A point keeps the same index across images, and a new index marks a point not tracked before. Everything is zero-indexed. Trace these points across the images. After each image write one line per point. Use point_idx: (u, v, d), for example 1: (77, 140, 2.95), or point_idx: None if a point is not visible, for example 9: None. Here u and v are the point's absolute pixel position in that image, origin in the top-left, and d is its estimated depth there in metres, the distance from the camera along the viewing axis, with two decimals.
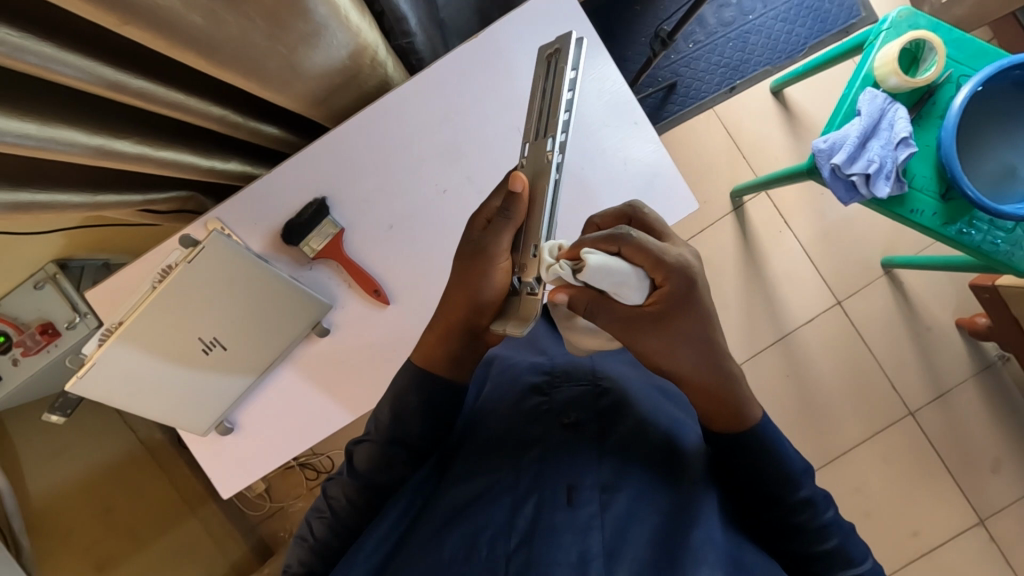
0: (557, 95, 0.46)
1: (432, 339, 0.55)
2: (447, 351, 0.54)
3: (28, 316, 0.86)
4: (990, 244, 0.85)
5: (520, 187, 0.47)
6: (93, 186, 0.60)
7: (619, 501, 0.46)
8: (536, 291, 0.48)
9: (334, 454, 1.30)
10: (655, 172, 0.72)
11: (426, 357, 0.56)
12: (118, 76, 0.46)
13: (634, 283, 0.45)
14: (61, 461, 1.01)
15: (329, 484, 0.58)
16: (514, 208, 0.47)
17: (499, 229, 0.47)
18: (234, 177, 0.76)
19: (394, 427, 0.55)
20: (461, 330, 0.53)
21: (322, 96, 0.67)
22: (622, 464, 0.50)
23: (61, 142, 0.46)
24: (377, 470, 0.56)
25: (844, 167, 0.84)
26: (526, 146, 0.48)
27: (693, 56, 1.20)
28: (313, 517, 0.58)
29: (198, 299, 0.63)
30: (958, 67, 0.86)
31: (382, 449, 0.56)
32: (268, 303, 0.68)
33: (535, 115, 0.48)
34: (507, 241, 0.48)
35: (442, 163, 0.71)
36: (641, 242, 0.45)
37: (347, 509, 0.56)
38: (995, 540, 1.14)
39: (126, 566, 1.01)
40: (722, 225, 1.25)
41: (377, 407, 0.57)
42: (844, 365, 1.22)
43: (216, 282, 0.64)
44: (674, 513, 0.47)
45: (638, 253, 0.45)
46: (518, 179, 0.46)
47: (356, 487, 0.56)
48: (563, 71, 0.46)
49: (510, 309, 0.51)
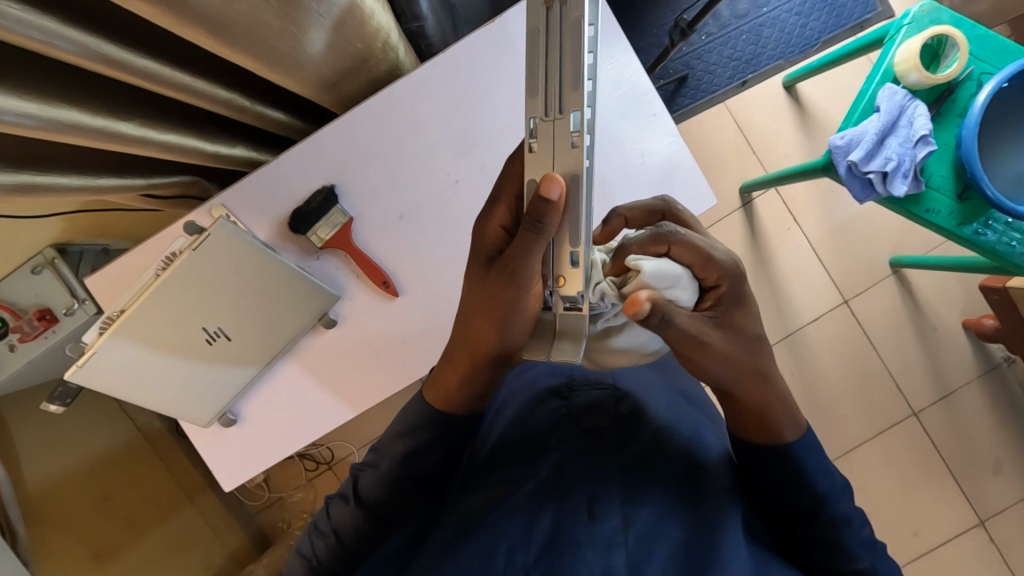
0: (578, 55, 0.38)
1: (453, 378, 0.53)
2: (470, 391, 0.53)
3: (26, 302, 0.84)
4: (1005, 245, 0.83)
5: (558, 195, 0.38)
6: (96, 168, 0.58)
7: (643, 513, 0.46)
8: (580, 305, 0.45)
9: (334, 445, 1.28)
10: (674, 165, 0.70)
11: (444, 399, 0.54)
12: (122, 54, 0.44)
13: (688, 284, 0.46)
14: (58, 450, 0.98)
15: (332, 505, 0.58)
16: (549, 218, 0.39)
17: (530, 244, 0.41)
18: (240, 162, 0.74)
19: (408, 465, 0.54)
20: (483, 368, 0.51)
21: (333, 80, 0.65)
22: (643, 475, 0.50)
23: (63, 122, 0.44)
24: (385, 499, 0.54)
25: (861, 165, 0.82)
26: (532, 122, 0.41)
27: (705, 49, 1.18)
28: (314, 535, 0.57)
29: (198, 291, 0.62)
30: (979, 64, 0.85)
31: (392, 482, 0.54)
32: (272, 296, 0.66)
33: (546, 90, 0.39)
34: (535, 263, 0.43)
35: (455, 152, 0.69)
36: (688, 241, 0.46)
37: (354, 538, 0.55)
38: (995, 541, 1.14)
39: (125, 556, 0.99)
40: (731, 221, 1.23)
41: (385, 439, 0.56)
42: (849, 364, 1.21)
43: (227, 275, 0.63)
44: (696, 525, 0.47)
45: (687, 253, 0.46)
46: (559, 178, 0.39)
47: (364, 517, 0.54)
48: (579, 27, 0.38)
49: (544, 331, 0.47)
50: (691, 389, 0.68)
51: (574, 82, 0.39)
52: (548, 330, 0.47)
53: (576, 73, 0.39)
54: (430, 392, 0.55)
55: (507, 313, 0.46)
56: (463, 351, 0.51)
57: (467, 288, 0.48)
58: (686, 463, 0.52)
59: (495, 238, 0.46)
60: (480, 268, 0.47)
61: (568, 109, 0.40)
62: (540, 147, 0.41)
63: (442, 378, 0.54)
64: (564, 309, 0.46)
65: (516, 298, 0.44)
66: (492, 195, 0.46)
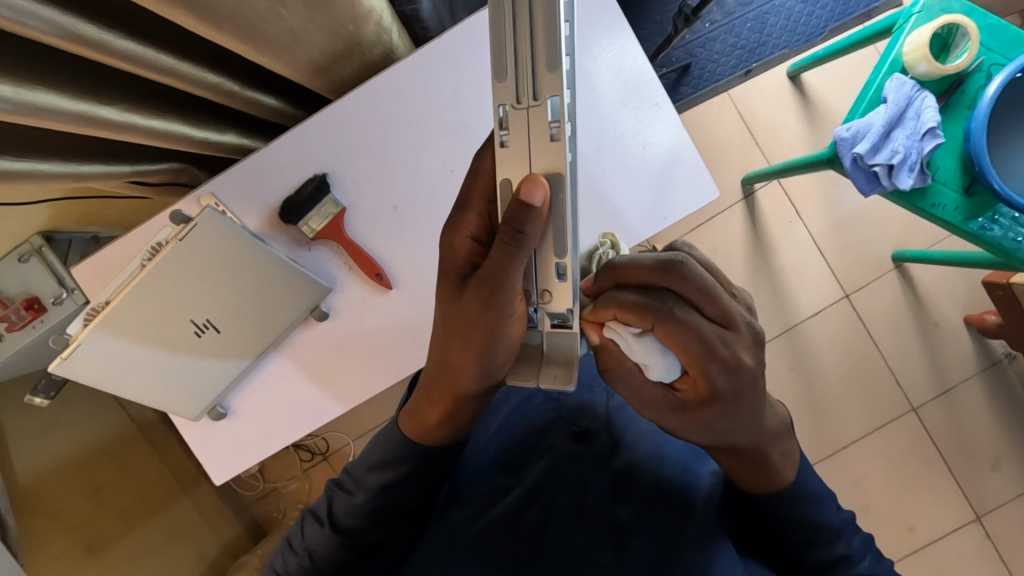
0: (555, 29, 0.37)
1: (434, 416, 0.53)
2: (451, 429, 0.54)
3: (13, 291, 0.82)
4: (1012, 240, 0.81)
5: (541, 200, 0.38)
6: (78, 153, 0.56)
7: (634, 537, 0.52)
8: (569, 323, 0.46)
9: (329, 435, 1.27)
10: (675, 157, 0.69)
11: (421, 433, 0.54)
12: (100, 36, 0.42)
13: (658, 367, 0.44)
14: (50, 440, 0.97)
15: (306, 522, 0.57)
16: (529, 225, 0.39)
17: (509, 255, 0.40)
18: (229, 150, 0.73)
19: (383, 498, 0.54)
20: (465, 400, 0.51)
21: (324, 65, 0.63)
22: (626, 497, 0.56)
23: (38, 106, 0.42)
24: (362, 529, 0.55)
25: (867, 158, 0.81)
26: (501, 110, 0.40)
27: (709, 37, 1.17)
28: (288, 554, 0.57)
29: (178, 298, 0.61)
30: (990, 55, 0.82)
31: (370, 511, 0.54)
32: (259, 299, 0.65)
33: (518, 76, 0.39)
34: (519, 276, 0.42)
35: (451, 141, 0.67)
36: (678, 335, 0.42)
37: (327, 562, 0.55)
38: (991, 538, 1.14)
39: (117, 546, 0.98)
40: (733, 213, 1.21)
41: (364, 465, 0.56)
42: (849, 359, 1.20)
43: (208, 279, 0.61)
44: (678, 535, 0.52)
45: (669, 339, 0.42)
46: (541, 180, 0.38)
47: (340, 543, 0.54)
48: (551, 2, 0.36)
49: (534, 355, 0.48)
50: None
51: (550, 62, 0.38)
52: (537, 354, 0.48)
53: (553, 53, 0.37)
54: (407, 424, 0.55)
55: (492, 338, 0.45)
56: (443, 388, 0.51)
57: (441, 312, 0.47)
58: (675, 476, 0.57)
59: (468, 255, 0.46)
60: (455, 292, 0.46)
61: (544, 96, 0.39)
62: (513, 141, 0.40)
63: (421, 413, 0.54)
64: (552, 328, 0.47)
65: (498, 324, 0.44)
66: (459, 199, 0.45)
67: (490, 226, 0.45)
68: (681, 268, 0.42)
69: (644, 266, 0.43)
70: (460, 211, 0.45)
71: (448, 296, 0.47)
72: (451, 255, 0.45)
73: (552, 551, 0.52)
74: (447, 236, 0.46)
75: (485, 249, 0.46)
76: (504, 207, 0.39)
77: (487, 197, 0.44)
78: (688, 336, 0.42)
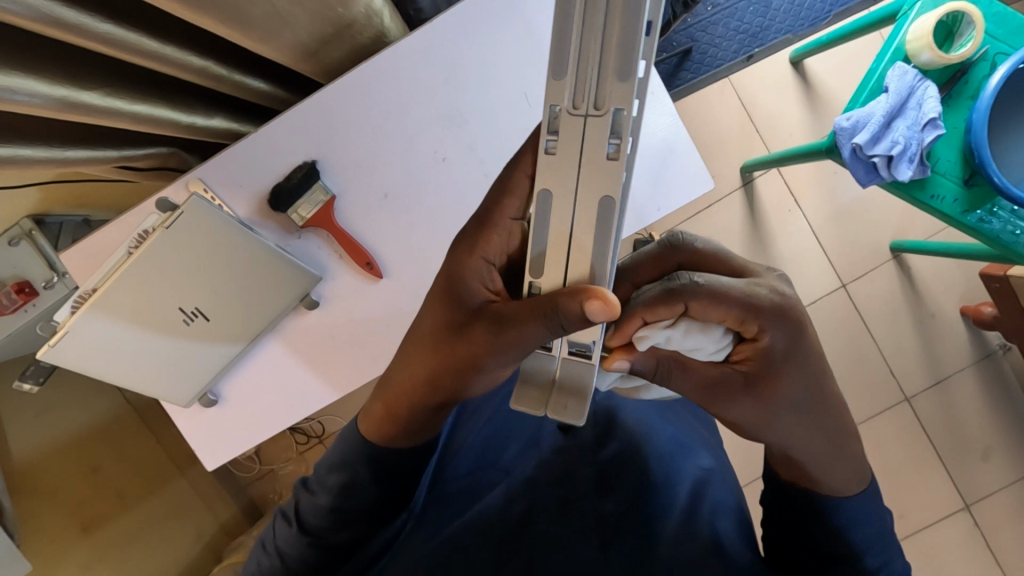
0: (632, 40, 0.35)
1: (380, 410, 0.54)
2: (408, 433, 0.54)
3: (3, 274, 0.81)
4: (1009, 234, 0.80)
5: (603, 320, 0.39)
6: (64, 138, 0.56)
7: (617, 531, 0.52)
8: (589, 354, 0.46)
9: (325, 419, 1.27)
10: (670, 147, 0.68)
11: (382, 433, 0.54)
12: (81, 19, 0.41)
13: (709, 337, 0.48)
14: (43, 423, 0.98)
15: (278, 527, 0.57)
16: (577, 328, 0.40)
17: (538, 328, 0.41)
18: (218, 134, 0.72)
19: (345, 498, 0.54)
20: (428, 407, 0.52)
21: (314, 48, 0.62)
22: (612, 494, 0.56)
23: (12, 89, 0.41)
24: (334, 529, 0.54)
25: (867, 148, 0.79)
26: (555, 111, 0.38)
27: (710, 20, 1.13)
28: (261, 556, 0.57)
29: (159, 282, 0.60)
30: (995, 43, 0.81)
31: (332, 512, 0.54)
32: (244, 293, 0.65)
33: (577, 76, 0.37)
34: (528, 346, 0.43)
35: (442, 128, 0.66)
36: (714, 297, 0.46)
37: (298, 563, 0.55)
38: (979, 526, 1.14)
39: (113, 525, 1.00)
40: (732, 201, 1.20)
41: (326, 466, 0.55)
42: (845, 348, 1.19)
43: (183, 271, 0.60)
44: (657, 534, 0.52)
45: (703, 306, 0.46)
46: (616, 305, 0.39)
47: (306, 542, 0.54)
48: (634, 5, 0.34)
49: (542, 380, 0.48)
50: (688, 428, 0.68)
51: None
52: (548, 381, 0.48)
53: (623, 66, 0.36)
54: (365, 425, 0.56)
55: (477, 371, 0.47)
56: (410, 392, 0.51)
57: (434, 327, 0.49)
58: (660, 473, 0.58)
59: (477, 277, 0.47)
60: (455, 316, 0.47)
61: (604, 107, 0.37)
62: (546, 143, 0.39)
63: (372, 407, 0.55)
64: (568, 354, 0.47)
65: (489, 365, 0.46)
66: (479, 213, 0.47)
67: (506, 251, 0.48)
68: (676, 246, 0.53)
69: (650, 262, 0.53)
70: (484, 229, 0.47)
71: (442, 300, 0.48)
72: (465, 275, 0.47)
73: (533, 542, 0.52)
74: (462, 256, 0.47)
75: (497, 272, 0.47)
76: (566, 305, 0.39)
77: (515, 215, 0.46)
78: (721, 297, 0.46)
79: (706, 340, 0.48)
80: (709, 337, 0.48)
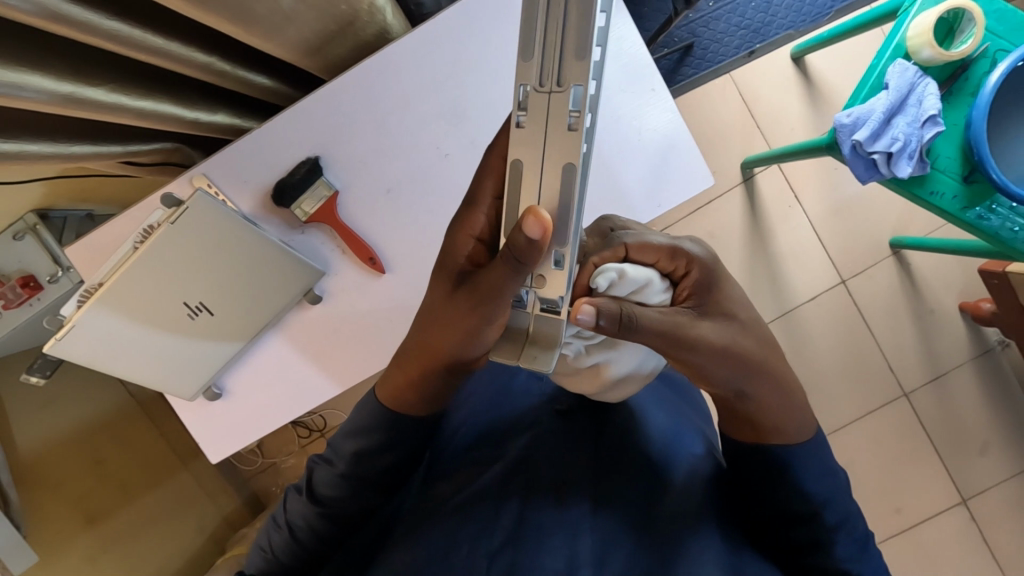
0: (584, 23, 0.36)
1: (399, 380, 0.54)
2: (423, 401, 0.54)
3: (8, 268, 0.82)
4: (1008, 231, 0.81)
5: (541, 236, 0.38)
6: (69, 133, 0.56)
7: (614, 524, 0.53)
8: (557, 309, 0.45)
9: (326, 412, 1.28)
10: (673, 143, 0.68)
11: (395, 397, 0.55)
12: (89, 18, 0.42)
13: (653, 278, 0.48)
14: (47, 415, 0.98)
15: (291, 499, 0.58)
16: (531, 257, 0.39)
17: (505, 274, 0.41)
18: (221, 129, 0.72)
19: (357, 465, 0.55)
20: (438, 373, 0.52)
21: (318, 45, 0.62)
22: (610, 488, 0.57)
23: (15, 83, 0.41)
24: (341, 498, 0.56)
25: (867, 145, 0.80)
26: (521, 91, 0.39)
27: (713, 15, 1.15)
28: (273, 530, 0.59)
29: (167, 274, 0.60)
30: (996, 40, 0.81)
31: (343, 479, 0.55)
32: (249, 286, 0.65)
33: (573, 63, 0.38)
34: (507, 294, 0.42)
35: (445, 125, 0.67)
36: (644, 241, 0.49)
37: (307, 532, 0.56)
38: (975, 520, 1.15)
39: (116, 516, 1.00)
40: (732, 197, 1.20)
41: (339, 431, 0.57)
42: (843, 343, 1.20)
43: (184, 261, 0.61)
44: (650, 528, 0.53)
45: (637, 250, 0.49)
46: (546, 217, 0.38)
47: (317, 514, 0.56)
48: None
49: (517, 335, 0.47)
50: (690, 417, 0.69)
51: (530, 54, 0.38)
52: (522, 335, 0.46)
53: (583, 41, 0.37)
54: (382, 391, 0.56)
55: (469, 337, 0.47)
56: (418, 360, 0.52)
57: (430, 300, 0.49)
58: (654, 457, 0.59)
59: (464, 249, 0.47)
60: (446, 285, 0.48)
61: (567, 84, 0.38)
62: (543, 132, 0.40)
63: (391, 376, 0.55)
64: (540, 311, 0.46)
65: (478, 328, 0.46)
66: (470, 195, 0.46)
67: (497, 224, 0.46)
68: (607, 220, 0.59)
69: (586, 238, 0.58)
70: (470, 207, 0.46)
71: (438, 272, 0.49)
72: (454, 251, 0.47)
73: None
74: (450, 230, 0.47)
75: (486, 246, 0.47)
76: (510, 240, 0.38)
77: (495, 193, 0.45)
78: (650, 239, 0.49)
79: (650, 280, 0.48)
80: (652, 280, 0.48)
